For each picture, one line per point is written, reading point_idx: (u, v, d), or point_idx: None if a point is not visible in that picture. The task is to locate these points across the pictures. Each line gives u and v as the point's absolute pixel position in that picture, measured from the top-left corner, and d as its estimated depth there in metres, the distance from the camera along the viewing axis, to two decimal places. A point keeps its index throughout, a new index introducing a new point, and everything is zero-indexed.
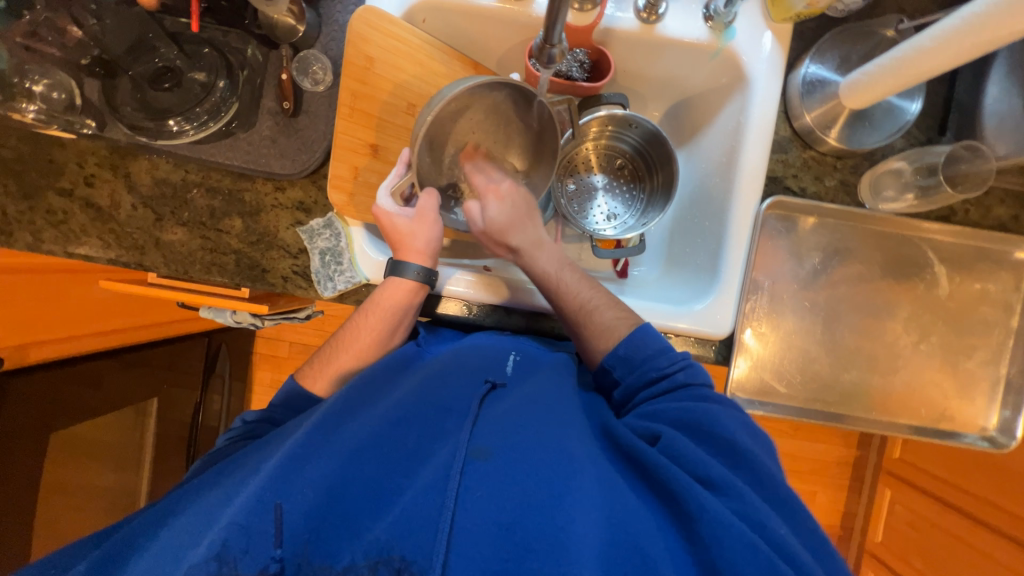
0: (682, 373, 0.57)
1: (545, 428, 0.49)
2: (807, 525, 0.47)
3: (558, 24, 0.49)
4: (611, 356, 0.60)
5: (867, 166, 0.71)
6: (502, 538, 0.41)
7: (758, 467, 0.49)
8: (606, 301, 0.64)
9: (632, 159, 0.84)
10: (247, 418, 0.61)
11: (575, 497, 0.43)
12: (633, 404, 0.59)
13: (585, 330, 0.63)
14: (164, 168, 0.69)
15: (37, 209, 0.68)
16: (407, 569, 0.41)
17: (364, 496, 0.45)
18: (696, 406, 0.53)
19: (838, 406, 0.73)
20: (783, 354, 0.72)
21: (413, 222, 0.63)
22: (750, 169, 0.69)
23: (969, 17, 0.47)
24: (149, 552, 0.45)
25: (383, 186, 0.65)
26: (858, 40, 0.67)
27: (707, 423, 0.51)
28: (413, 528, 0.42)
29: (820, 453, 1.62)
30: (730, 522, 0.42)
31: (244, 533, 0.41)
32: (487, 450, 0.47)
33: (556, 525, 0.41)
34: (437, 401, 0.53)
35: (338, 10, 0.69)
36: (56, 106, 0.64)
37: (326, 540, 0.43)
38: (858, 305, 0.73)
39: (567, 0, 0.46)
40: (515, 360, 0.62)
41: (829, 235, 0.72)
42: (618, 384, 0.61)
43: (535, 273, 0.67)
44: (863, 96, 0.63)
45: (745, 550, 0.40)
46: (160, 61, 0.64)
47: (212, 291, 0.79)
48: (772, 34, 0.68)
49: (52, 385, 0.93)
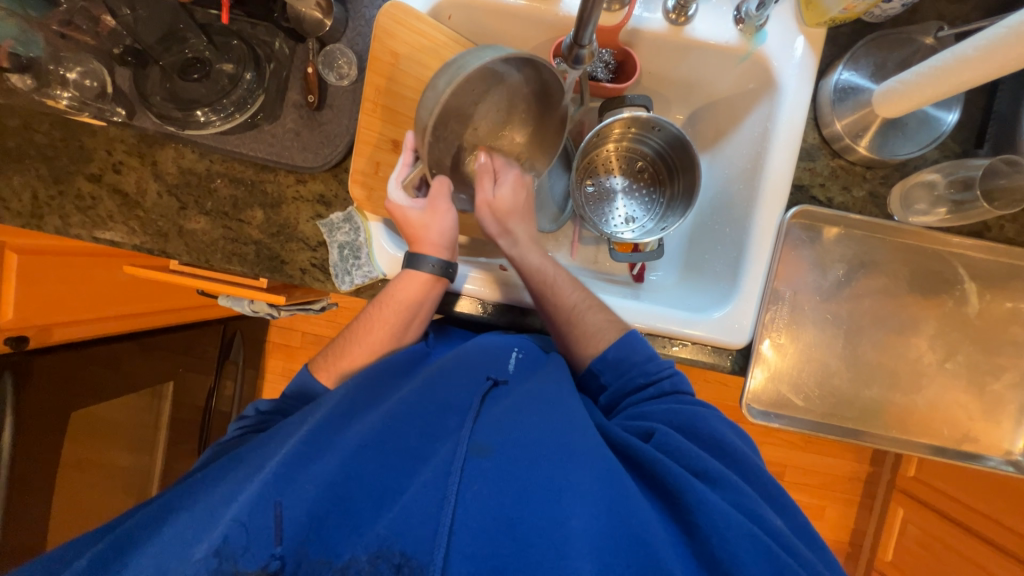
0: (669, 381, 0.57)
1: (544, 424, 0.49)
2: (797, 518, 0.48)
3: (589, 25, 0.49)
4: (598, 360, 0.60)
5: (898, 177, 0.69)
6: (503, 533, 0.42)
7: (745, 461, 0.51)
8: (592, 304, 0.64)
9: (653, 163, 0.83)
10: (260, 408, 0.61)
11: (574, 493, 0.44)
12: (618, 410, 0.59)
13: (575, 333, 0.62)
14: (189, 157, 0.70)
15: (66, 193, 0.70)
16: (406, 564, 0.40)
17: (366, 494, 0.45)
18: (678, 408, 0.54)
19: (857, 423, 0.71)
20: (801, 366, 0.71)
21: (425, 214, 0.62)
22: (775, 177, 0.68)
23: (1016, 26, 0.45)
24: (152, 548, 0.44)
25: (393, 179, 0.63)
26: (895, 47, 0.66)
27: (696, 423, 0.52)
28: (414, 523, 0.42)
29: (833, 468, 1.60)
30: (727, 513, 0.43)
31: (245, 530, 0.41)
32: (486, 447, 0.47)
33: (553, 518, 0.42)
34: (438, 396, 0.53)
35: (366, 5, 0.69)
36: (88, 94, 0.66)
37: (326, 535, 0.42)
38: (882, 320, 0.71)
39: (599, 2, 0.46)
40: (519, 358, 0.60)
41: (855, 247, 0.70)
42: (604, 389, 0.61)
43: (530, 267, 0.65)
44: (898, 106, 0.61)
45: (746, 541, 0.41)
46: (190, 52, 0.65)
47: (232, 280, 0.80)
48: (804, 39, 0.67)
49: (71, 366, 0.96)
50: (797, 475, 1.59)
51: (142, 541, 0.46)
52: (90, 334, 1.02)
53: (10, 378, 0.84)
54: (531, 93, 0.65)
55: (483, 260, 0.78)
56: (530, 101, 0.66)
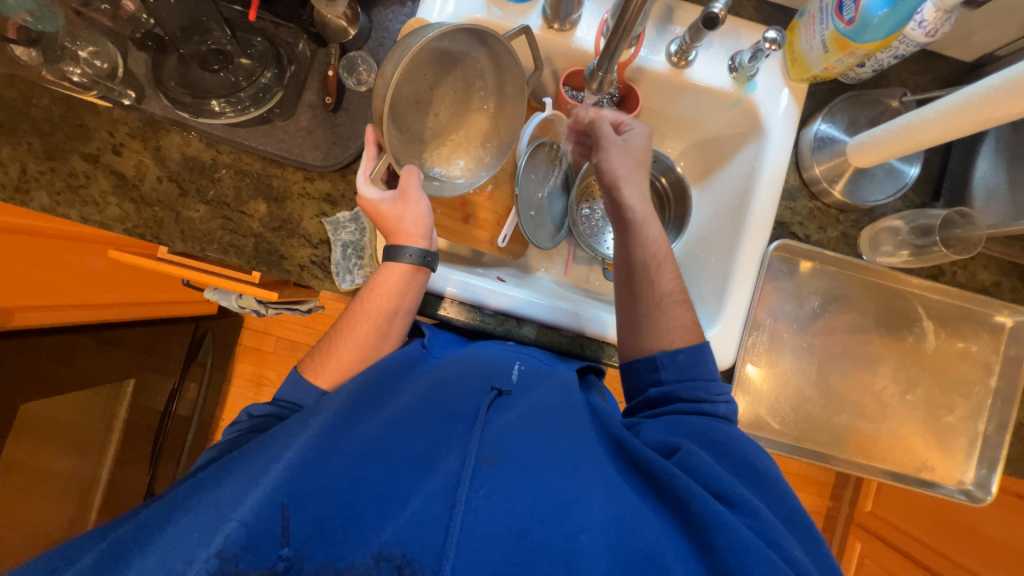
0: (724, 405, 0.58)
1: (551, 437, 0.50)
2: (818, 553, 0.48)
3: (613, 58, 0.60)
4: (665, 355, 0.60)
5: (867, 222, 0.76)
6: (514, 544, 0.41)
7: (772, 484, 0.51)
8: (682, 300, 0.65)
9: (645, 192, 0.89)
10: (253, 412, 0.58)
11: (583, 506, 0.44)
12: (665, 408, 0.59)
13: (656, 319, 0.63)
14: (196, 146, 0.69)
15: (59, 170, 0.68)
16: (407, 566, 0.40)
17: (372, 500, 0.44)
18: (720, 426, 0.54)
19: (827, 448, 0.75)
20: (779, 391, 0.75)
21: (396, 204, 0.63)
22: (760, 213, 0.73)
23: (971, 96, 0.52)
24: (155, 548, 0.41)
25: (359, 174, 0.62)
26: (865, 107, 0.74)
27: (731, 442, 0.53)
28: (423, 528, 0.41)
29: (796, 500, 1.64)
30: (744, 533, 0.43)
31: (248, 532, 0.40)
32: (495, 457, 0.47)
33: (564, 532, 0.42)
34: (446, 407, 0.53)
35: (389, 19, 0.72)
36: (100, 73, 0.65)
37: (333, 540, 0.42)
38: (850, 352, 0.77)
39: (625, 43, 0.57)
40: (520, 371, 0.62)
41: (829, 281, 0.76)
42: (658, 383, 0.60)
43: (635, 239, 0.67)
44: (873, 154, 0.67)
45: (766, 566, 0.41)
46: (211, 44, 0.66)
47: (222, 272, 0.78)
48: (789, 92, 0.74)
49: (29, 354, 0.90)
50: None
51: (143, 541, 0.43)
52: (53, 323, 0.96)
53: None
54: (487, 69, 0.69)
55: (479, 269, 0.79)
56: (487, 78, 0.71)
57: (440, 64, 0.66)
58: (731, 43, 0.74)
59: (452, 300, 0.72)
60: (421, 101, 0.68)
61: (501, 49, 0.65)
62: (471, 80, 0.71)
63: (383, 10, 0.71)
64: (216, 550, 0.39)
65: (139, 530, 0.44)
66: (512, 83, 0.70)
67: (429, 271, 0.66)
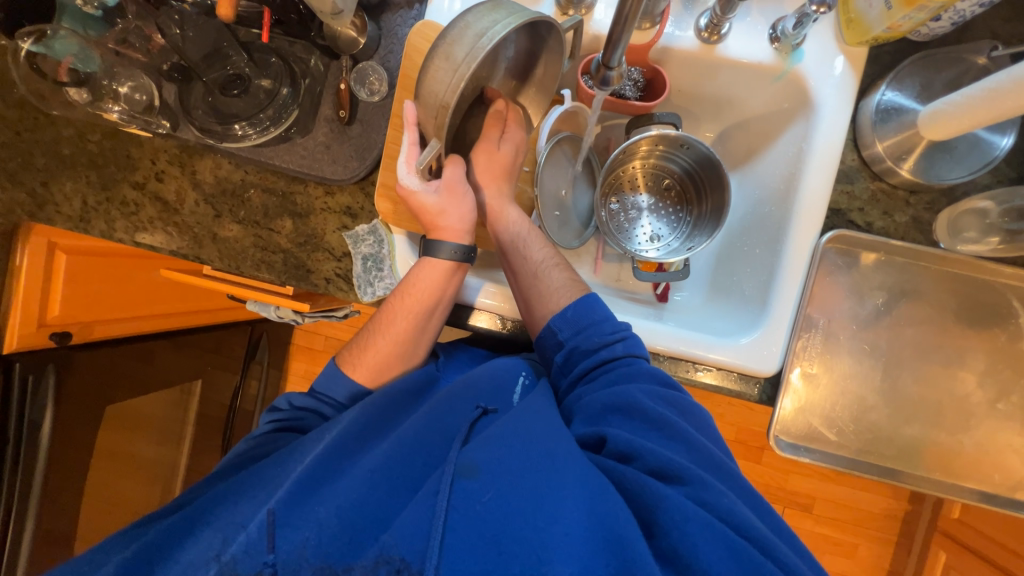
0: (621, 345, 0.57)
1: (528, 435, 0.49)
2: (764, 510, 0.48)
3: (618, 47, 0.48)
4: (557, 318, 0.59)
5: (946, 203, 0.65)
6: (491, 547, 0.43)
7: (689, 437, 0.50)
8: (558, 262, 0.64)
9: (680, 181, 0.81)
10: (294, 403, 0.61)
11: (559, 506, 0.44)
12: (576, 371, 0.58)
13: (539, 286, 0.62)
14: (226, 168, 0.72)
15: (113, 199, 0.74)
16: (407, 569, 0.43)
17: (362, 510, 0.46)
18: (623, 388, 0.53)
19: (896, 462, 0.67)
20: (836, 399, 0.67)
21: (442, 199, 0.61)
22: (811, 198, 0.65)
23: None
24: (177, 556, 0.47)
25: (403, 162, 0.59)
26: (943, 67, 0.62)
27: (635, 404, 0.51)
28: (412, 530, 0.45)
29: (867, 503, 1.50)
30: (686, 507, 0.44)
31: (247, 545, 0.45)
32: (473, 467, 0.48)
33: (535, 525, 0.43)
34: (432, 417, 0.53)
35: (398, 24, 0.70)
36: (136, 107, 0.69)
37: (327, 546, 0.45)
38: (926, 354, 0.67)
39: (629, 26, 0.45)
40: (524, 384, 0.60)
41: (896, 274, 0.67)
42: (561, 346, 0.59)
43: (498, 223, 0.67)
44: (946, 127, 0.57)
45: (700, 528, 0.43)
46: (231, 69, 0.67)
47: (261, 286, 0.82)
48: (844, 58, 0.64)
49: (110, 359, 1.01)
50: (827, 509, 1.50)
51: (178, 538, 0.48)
52: (128, 332, 1.07)
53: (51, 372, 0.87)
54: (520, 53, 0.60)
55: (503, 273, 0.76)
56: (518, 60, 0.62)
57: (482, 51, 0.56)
58: (772, 9, 0.66)
59: (475, 308, 0.70)
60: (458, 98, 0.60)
61: (549, 35, 0.57)
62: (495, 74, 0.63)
63: (392, 15, 0.70)
64: (220, 553, 0.45)
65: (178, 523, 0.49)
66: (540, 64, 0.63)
67: (467, 266, 0.64)
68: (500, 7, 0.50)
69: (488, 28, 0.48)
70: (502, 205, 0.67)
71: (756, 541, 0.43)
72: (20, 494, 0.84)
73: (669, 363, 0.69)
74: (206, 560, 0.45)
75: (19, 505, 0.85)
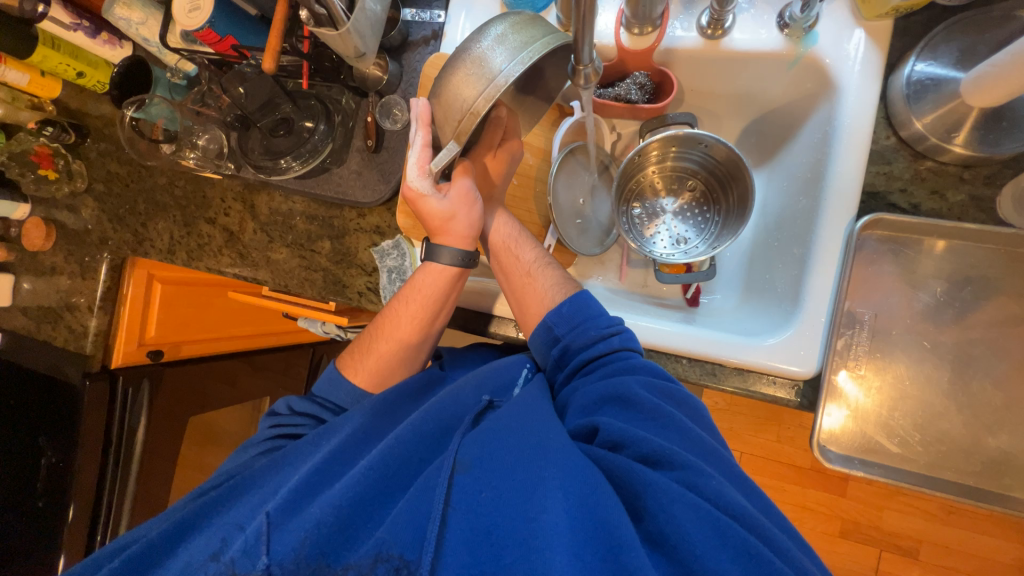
0: (617, 338, 0.56)
1: (519, 431, 0.49)
2: (754, 493, 0.46)
3: (587, 34, 0.45)
4: (552, 314, 0.60)
5: (1010, 175, 0.58)
6: (481, 541, 0.42)
7: (683, 426, 0.48)
8: (550, 261, 0.66)
9: (703, 179, 0.79)
10: (292, 407, 0.65)
11: (544, 495, 0.44)
12: (570, 365, 0.58)
13: (532, 284, 0.63)
14: (278, 201, 0.83)
15: (192, 234, 0.87)
16: (406, 568, 0.42)
17: (358, 508, 0.46)
18: (619, 379, 0.52)
19: (980, 479, 0.57)
20: (893, 405, 0.59)
21: (451, 204, 0.63)
22: (842, 182, 0.60)
23: None
24: (181, 557, 0.48)
25: (411, 164, 0.62)
26: (986, 28, 0.56)
27: (632, 394, 0.50)
28: (406, 529, 0.44)
29: (992, 550, 1.24)
30: (672, 489, 0.42)
31: (248, 546, 0.45)
32: (467, 462, 0.47)
33: (525, 516, 0.42)
34: (432, 411, 0.54)
35: (417, 60, 0.78)
36: (210, 154, 0.83)
37: (325, 546, 0.44)
38: (1008, 351, 0.57)
39: (592, 7, 0.42)
40: (527, 375, 0.62)
41: (956, 260, 0.59)
42: (557, 342, 0.59)
43: (494, 228, 0.68)
44: (997, 90, 0.52)
45: (688, 510, 0.41)
46: (279, 115, 0.77)
47: (309, 304, 0.92)
48: (863, 33, 0.61)
49: (193, 375, 1.15)
50: (939, 555, 1.26)
51: (204, 520, 0.52)
52: (209, 351, 1.22)
53: (145, 384, 1.02)
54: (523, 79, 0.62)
55: None
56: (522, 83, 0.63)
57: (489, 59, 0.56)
58: None
59: (496, 316, 0.72)
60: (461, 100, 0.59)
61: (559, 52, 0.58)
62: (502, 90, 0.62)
63: (411, 53, 0.78)
64: (225, 557, 0.45)
65: (204, 510, 0.52)
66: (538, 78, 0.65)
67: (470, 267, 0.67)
68: (531, 27, 0.52)
69: (525, 45, 0.50)
70: (495, 215, 0.69)
71: (757, 532, 0.40)
72: (118, 492, 0.99)
73: (691, 365, 0.65)
74: (205, 561, 0.45)
75: (117, 503, 0.99)
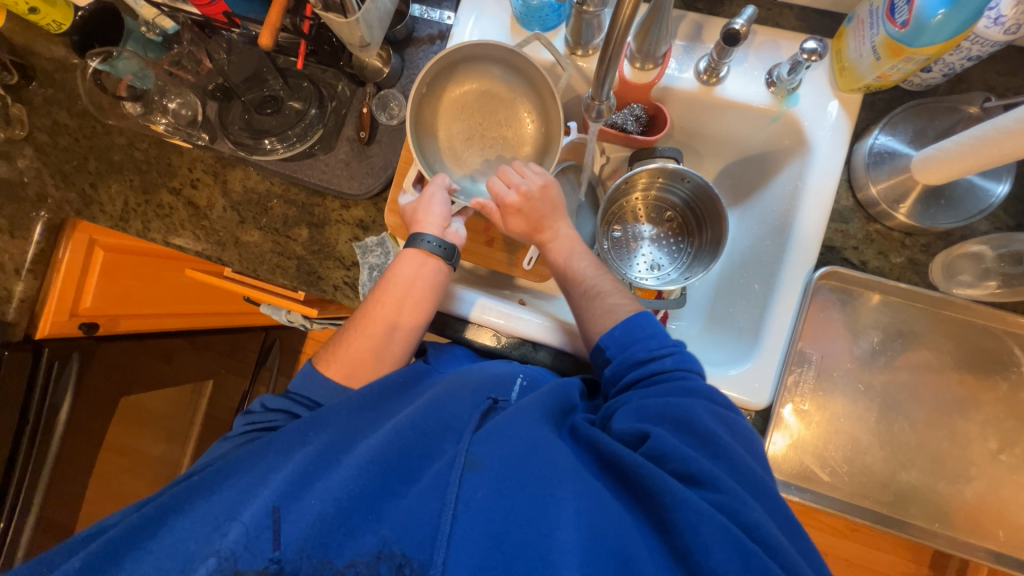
0: (670, 359, 0.56)
1: (530, 442, 0.49)
2: (780, 513, 0.46)
3: (606, 84, 0.54)
4: (604, 336, 0.60)
5: (941, 247, 0.66)
6: (493, 546, 0.42)
7: (735, 455, 0.48)
8: (607, 288, 0.65)
9: (682, 212, 0.83)
10: (266, 404, 0.60)
11: (558, 508, 0.44)
12: (626, 380, 0.57)
13: (586, 311, 0.64)
14: (254, 179, 0.78)
15: (150, 203, 0.80)
16: (407, 565, 0.41)
17: (359, 501, 0.44)
18: (679, 400, 0.52)
19: (892, 509, 0.65)
20: (829, 438, 0.66)
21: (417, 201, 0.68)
22: (807, 232, 0.66)
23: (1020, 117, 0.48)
24: (152, 552, 0.45)
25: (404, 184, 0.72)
26: (936, 116, 0.65)
27: (690, 415, 0.50)
28: (413, 524, 0.43)
29: (885, 565, 1.39)
30: (705, 509, 0.42)
31: (246, 535, 0.42)
32: (478, 461, 0.47)
33: (540, 530, 0.42)
34: (432, 409, 0.52)
35: (420, 57, 0.77)
36: (182, 121, 0.77)
37: (328, 540, 0.42)
38: (925, 398, 0.66)
39: (615, 65, 0.51)
40: (521, 385, 0.60)
41: (892, 314, 0.67)
42: (609, 362, 0.60)
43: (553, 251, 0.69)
44: (939, 172, 0.59)
45: (717, 531, 0.41)
46: (268, 91, 0.74)
47: (275, 290, 0.87)
48: (838, 103, 0.67)
49: (127, 354, 1.04)
50: (840, 567, 1.40)
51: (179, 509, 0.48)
52: (155, 328, 1.12)
53: (75, 358, 0.92)
54: (527, 94, 0.73)
55: (505, 291, 0.82)
56: (530, 102, 0.73)
57: (471, 94, 0.74)
58: (769, 56, 0.70)
59: (472, 322, 0.73)
60: (473, 132, 0.76)
61: (522, 65, 0.69)
62: (503, 131, 0.76)
63: (415, 49, 0.77)
64: (217, 549, 0.41)
65: (178, 498, 0.48)
66: (552, 126, 0.72)
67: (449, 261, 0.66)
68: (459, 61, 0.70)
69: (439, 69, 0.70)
70: (557, 234, 0.69)
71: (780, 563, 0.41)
72: (29, 476, 0.88)
73: None
74: (195, 556, 0.42)
75: (29, 488, 0.89)
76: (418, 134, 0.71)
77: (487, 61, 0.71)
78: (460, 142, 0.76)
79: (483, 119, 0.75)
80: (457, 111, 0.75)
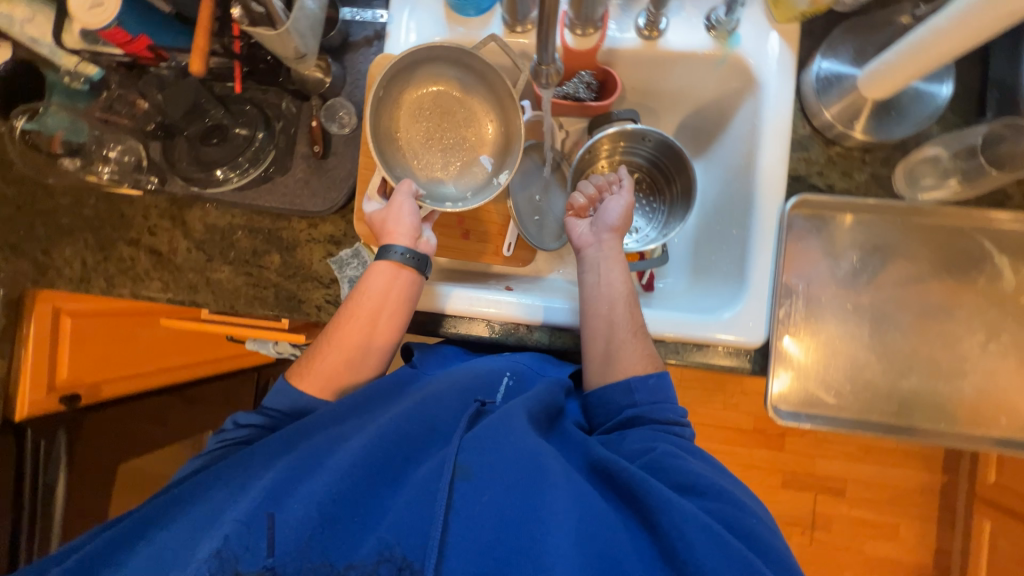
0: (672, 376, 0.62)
1: (520, 444, 0.48)
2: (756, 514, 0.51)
3: (548, 47, 0.52)
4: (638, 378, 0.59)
5: (900, 156, 0.68)
6: (485, 553, 0.42)
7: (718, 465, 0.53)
8: (637, 332, 0.62)
9: (649, 172, 0.84)
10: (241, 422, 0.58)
11: (551, 507, 0.44)
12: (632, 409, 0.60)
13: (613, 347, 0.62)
14: (214, 215, 0.75)
15: (110, 258, 0.76)
16: (407, 567, 0.41)
17: (347, 505, 0.44)
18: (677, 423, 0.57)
19: (900, 417, 0.67)
20: (828, 362, 0.67)
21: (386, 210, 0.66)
22: (770, 166, 0.67)
23: (950, 16, 0.49)
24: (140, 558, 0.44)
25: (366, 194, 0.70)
26: (871, 32, 0.66)
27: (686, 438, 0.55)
28: (409, 529, 0.43)
29: (902, 478, 1.42)
30: (689, 511, 0.44)
31: (236, 541, 0.41)
32: (468, 469, 0.47)
33: (532, 534, 0.42)
34: (419, 412, 0.51)
35: (360, 61, 0.75)
36: (127, 167, 0.75)
37: (326, 544, 0.42)
38: (910, 305, 0.68)
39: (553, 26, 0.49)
40: (509, 384, 0.59)
41: (866, 232, 0.68)
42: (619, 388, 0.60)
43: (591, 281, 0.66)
44: (884, 85, 0.60)
45: (700, 530, 0.43)
46: (210, 120, 0.72)
47: (257, 323, 0.85)
48: (777, 34, 0.68)
49: None
50: (862, 490, 1.42)
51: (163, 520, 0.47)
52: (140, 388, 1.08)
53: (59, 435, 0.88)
54: (484, 91, 0.73)
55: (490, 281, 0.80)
56: (489, 100, 0.73)
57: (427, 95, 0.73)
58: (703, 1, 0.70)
59: (463, 317, 0.71)
60: (432, 134, 0.75)
61: (479, 66, 0.69)
62: (464, 131, 0.75)
63: (354, 53, 0.75)
64: (214, 550, 0.40)
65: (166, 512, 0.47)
66: (513, 122, 0.72)
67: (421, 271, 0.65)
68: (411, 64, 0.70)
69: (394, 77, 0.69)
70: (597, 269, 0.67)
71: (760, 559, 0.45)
72: None
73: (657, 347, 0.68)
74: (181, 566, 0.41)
75: None
76: (377, 141, 0.70)
77: (448, 62, 0.71)
78: (419, 144, 0.75)
79: (438, 117, 0.74)
80: (415, 112, 0.74)
